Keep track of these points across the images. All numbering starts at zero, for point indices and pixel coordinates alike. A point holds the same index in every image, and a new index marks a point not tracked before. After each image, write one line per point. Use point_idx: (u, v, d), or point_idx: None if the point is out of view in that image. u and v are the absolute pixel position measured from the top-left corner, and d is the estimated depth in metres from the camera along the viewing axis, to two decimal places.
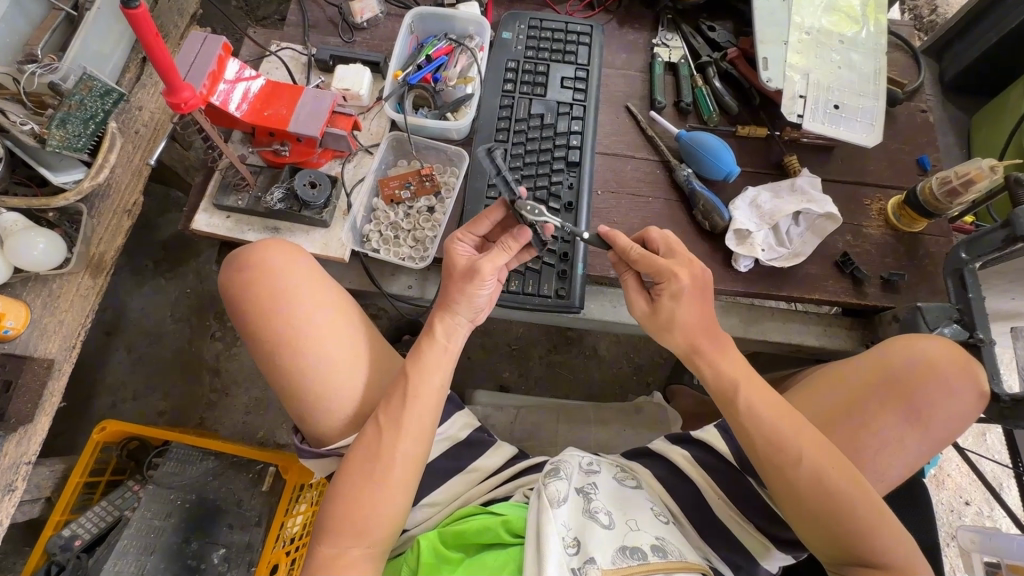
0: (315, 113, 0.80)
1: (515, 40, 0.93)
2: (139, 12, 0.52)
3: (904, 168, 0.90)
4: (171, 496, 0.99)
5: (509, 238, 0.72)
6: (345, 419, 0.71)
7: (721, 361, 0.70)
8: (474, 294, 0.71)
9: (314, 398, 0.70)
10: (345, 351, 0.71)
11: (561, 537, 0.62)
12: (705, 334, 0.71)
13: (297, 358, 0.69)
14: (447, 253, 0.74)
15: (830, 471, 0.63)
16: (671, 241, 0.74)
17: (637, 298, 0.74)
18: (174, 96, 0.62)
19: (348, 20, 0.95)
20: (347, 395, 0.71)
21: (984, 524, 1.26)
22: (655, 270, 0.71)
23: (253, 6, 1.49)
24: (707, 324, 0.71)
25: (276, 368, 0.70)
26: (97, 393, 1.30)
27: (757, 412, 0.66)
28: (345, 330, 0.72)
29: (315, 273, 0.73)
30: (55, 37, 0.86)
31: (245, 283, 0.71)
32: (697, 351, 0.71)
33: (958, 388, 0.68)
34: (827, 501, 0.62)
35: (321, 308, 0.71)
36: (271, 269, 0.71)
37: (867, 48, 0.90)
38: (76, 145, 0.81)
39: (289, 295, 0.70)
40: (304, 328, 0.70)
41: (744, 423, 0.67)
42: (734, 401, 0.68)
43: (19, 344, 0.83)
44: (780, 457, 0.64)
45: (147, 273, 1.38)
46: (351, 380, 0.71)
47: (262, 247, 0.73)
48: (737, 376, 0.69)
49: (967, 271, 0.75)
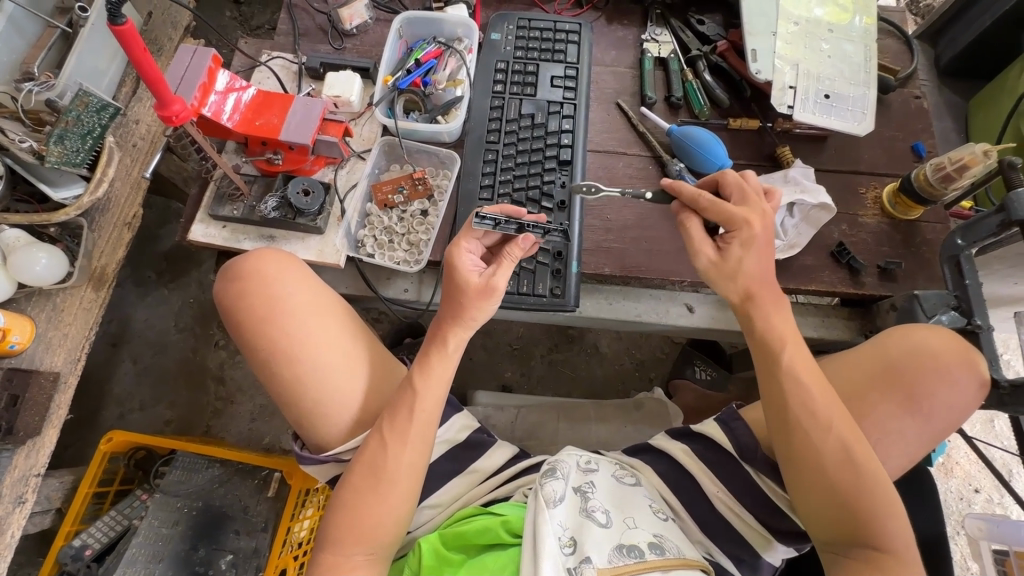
0: (305, 121, 0.81)
1: (503, 41, 0.93)
2: (126, 28, 0.53)
3: (899, 155, 0.89)
4: (177, 504, 1.00)
5: (514, 246, 0.72)
6: (344, 426, 0.72)
7: (775, 317, 0.68)
8: (490, 310, 0.72)
9: (312, 404, 0.71)
10: (341, 359, 0.72)
11: (557, 537, 0.62)
12: (765, 285, 0.68)
13: (295, 366, 0.70)
14: (455, 266, 0.72)
15: (854, 444, 0.63)
16: (745, 187, 0.70)
17: (702, 245, 0.70)
18: (165, 110, 0.63)
19: (338, 27, 0.95)
20: (346, 400, 0.72)
21: (995, 511, 1.25)
22: (728, 216, 0.68)
23: (247, 16, 1.50)
24: (767, 276, 0.69)
25: (274, 374, 0.71)
26: (106, 404, 1.32)
27: (798, 373, 0.66)
28: (340, 336, 0.73)
29: (311, 281, 0.74)
30: (52, 55, 0.88)
31: (247, 291, 0.71)
32: (754, 301, 0.68)
33: (961, 376, 0.67)
34: (849, 474, 0.62)
35: (318, 316, 0.72)
36: (268, 275, 0.72)
37: (857, 37, 0.89)
38: (75, 159, 0.83)
39: (287, 304, 0.71)
40: (303, 338, 0.70)
41: (784, 382, 0.66)
42: (778, 358, 0.67)
43: (24, 359, 0.84)
44: (810, 422, 0.64)
45: (150, 284, 1.40)
46: (348, 388, 0.72)
47: (260, 256, 0.73)
48: (784, 334, 0.67)
49: (963, 258, 0.74)
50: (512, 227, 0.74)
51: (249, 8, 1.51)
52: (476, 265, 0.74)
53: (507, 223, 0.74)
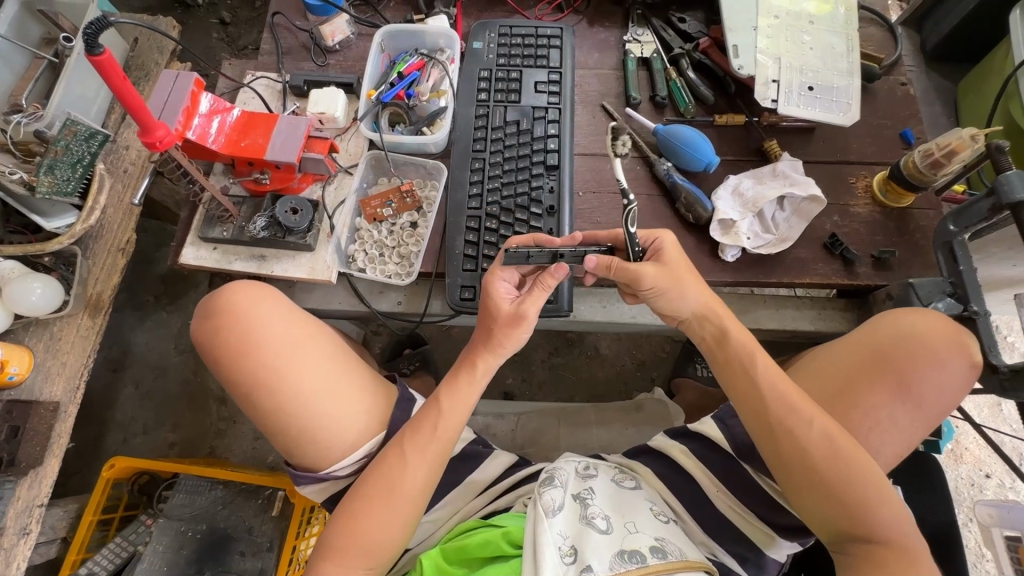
0: (290, 140, 0.80)
1: (486, 49, 0.93)
2: (105, 57, 0.53)
3: (887, 143, 0.89)
4: (182, 528, 1.00)
5: (548, 275, 0.70)
6: (329, 450, 0.71)
7: (725, 332, 0.72)
8: (517, 338, 0.72)
9: (299, 433, 0.70)
10: (318, 384, 0.71)
11: (557, 547, 0.61)
12: (713, 310, 0.73)
13: (276, 396, 0.70)
14: (489, 292, 0.72)
15: (840, 439, 0.63)
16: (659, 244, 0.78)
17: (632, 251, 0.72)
18: (148, 136, 0.63)
19: (320, 44, 0.96)
20: (328, 426, 0.71)
21: (1007, 496, 1.23)
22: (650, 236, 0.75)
23: (234, 37, 1.53)
24: (715, 300, 0.73)
25: (260, 405, 0.70)
26: (109, 430, 1.32)
27: (758, 377, 0.68)
28: (313, 361, 0.72)
29: (288, 309, 0.74)
30: (40, 84, 0.89)
31: (221, 327, 0.71)
32: (716, 317, 0.73)
33: (949, 358, 0.66)
34: (836, 467, 0.62)
35: (294, 343, 0.72)
36: (238, 309, 0.72)
37: (838, 27, 0.89)
38: (66, 189, 0.83)
39: (257, 338, 0.70)
40: (279, 368, 0.70)
41: (752, 389, 0.68)
42: (741, 369, 0.69)
43: (25, 389, 0.85)
44: (783, 427, 0.65)
45: (149, 308, 1.40)
46: (327, 412, 0.71)
47: (236, 288, 0.73)
48: (750, 348, 0.70)
49: (957, 244, 0.73)
50: (545, 257, 0.71)
51: (235, 29, 1.53)
52: (509, 292, 0.74)
53: (539, 253, 0.70)
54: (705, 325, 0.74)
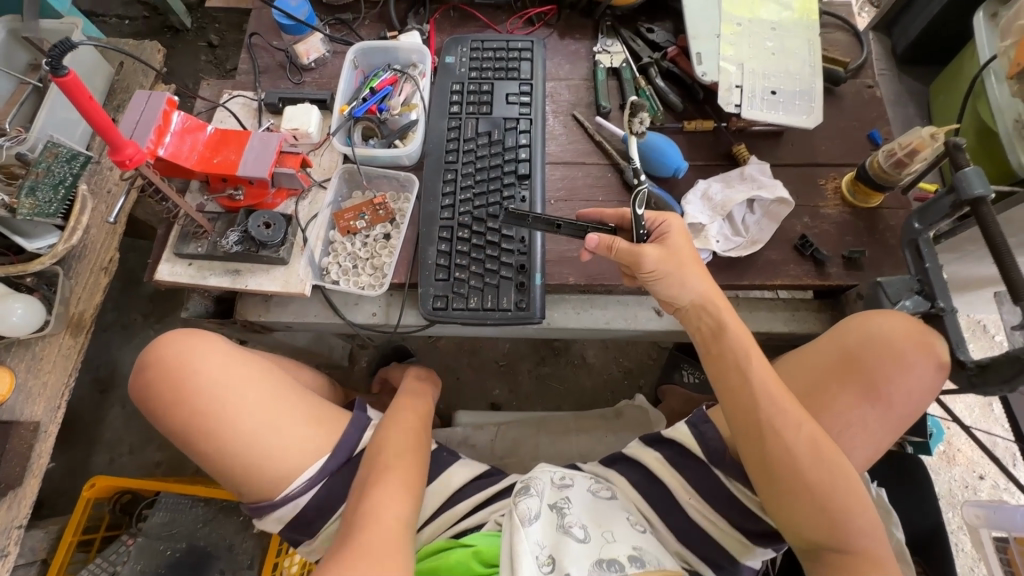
0: (262, 156, 0.81)
1: (458, 63, 0.95)
2: (70, 78, 0.54)
3: (856, 144, 0.90)
4: (161, 547, 0.99)
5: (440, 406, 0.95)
6: (272, 485, 0.71)
7: (719, 323, 0.70)
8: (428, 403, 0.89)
9: (241, 472, 0.70)
10: (263, 420, 0.71)
11: (535, 556, 0.61)
12: (713, 300, 0.71)
13: (216, 437, 0.70)
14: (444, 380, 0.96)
15: (823, 441, 0.63)
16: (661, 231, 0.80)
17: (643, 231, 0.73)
18: (118, 154, 0.64)
19: (296, 63, 0.98)
20: (271, 467, 0.71)
21: (1002, 498, 1.22)
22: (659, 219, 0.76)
23: (222, 59, 1.56)
24: (714, 288, 0.71)
25: (200, 441, 0.70)
26: (96, 450, 1.32)
27: (749, 375, 0.66)
28: (256, 399, 0.72)
29: (228, 351, 0.74)
30: (24, 110, 0.91)
31: (160, 373, 0.72)
32: (708, 309, 0.71)
33: (919, 360, 0.66)
34: (819, 469, 0.62)
35: (232, 385, 0.72)
36: (178, 352, 0.72)
37: (802, 33, 0.90)
38: (47, 210, 0.83)
39: (197, 382, 0.71)
40: (221, 408, 0.70)
41: (742, 388, 0.66)
42: (731, 366, 0.68)
43: (5, 410, 0.85)
44: (771, 428, 0.64)
45: (137, 327, 1.41)
46: (271, 448, 0.71)
47: (180, 336, 0.74)
48: (743, 343, 0.68)
49: (922, 241, 0.72)
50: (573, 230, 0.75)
51: (223, 51, 1.56)
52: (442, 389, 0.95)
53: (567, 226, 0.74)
54: (702, 316, 0.71)
